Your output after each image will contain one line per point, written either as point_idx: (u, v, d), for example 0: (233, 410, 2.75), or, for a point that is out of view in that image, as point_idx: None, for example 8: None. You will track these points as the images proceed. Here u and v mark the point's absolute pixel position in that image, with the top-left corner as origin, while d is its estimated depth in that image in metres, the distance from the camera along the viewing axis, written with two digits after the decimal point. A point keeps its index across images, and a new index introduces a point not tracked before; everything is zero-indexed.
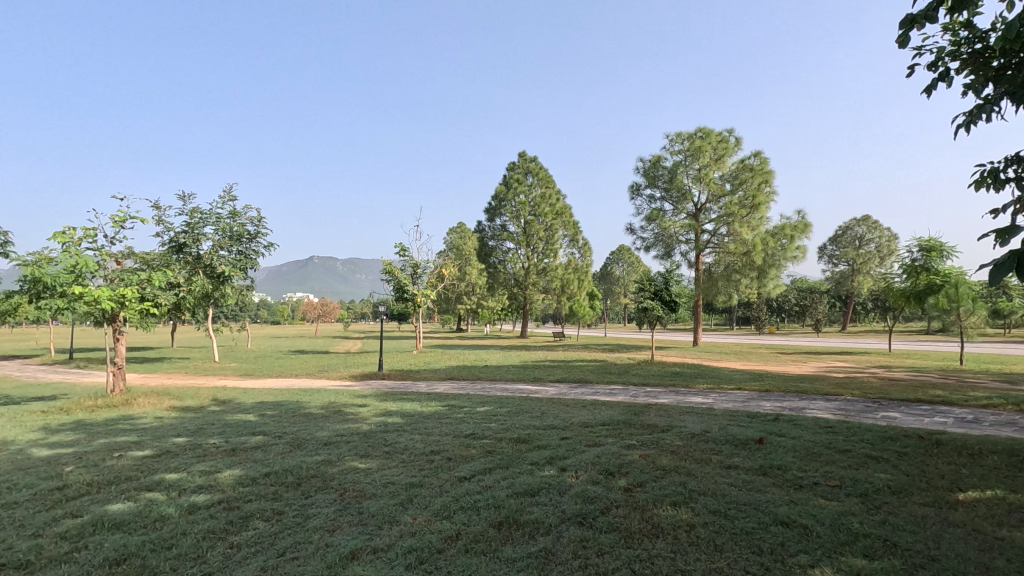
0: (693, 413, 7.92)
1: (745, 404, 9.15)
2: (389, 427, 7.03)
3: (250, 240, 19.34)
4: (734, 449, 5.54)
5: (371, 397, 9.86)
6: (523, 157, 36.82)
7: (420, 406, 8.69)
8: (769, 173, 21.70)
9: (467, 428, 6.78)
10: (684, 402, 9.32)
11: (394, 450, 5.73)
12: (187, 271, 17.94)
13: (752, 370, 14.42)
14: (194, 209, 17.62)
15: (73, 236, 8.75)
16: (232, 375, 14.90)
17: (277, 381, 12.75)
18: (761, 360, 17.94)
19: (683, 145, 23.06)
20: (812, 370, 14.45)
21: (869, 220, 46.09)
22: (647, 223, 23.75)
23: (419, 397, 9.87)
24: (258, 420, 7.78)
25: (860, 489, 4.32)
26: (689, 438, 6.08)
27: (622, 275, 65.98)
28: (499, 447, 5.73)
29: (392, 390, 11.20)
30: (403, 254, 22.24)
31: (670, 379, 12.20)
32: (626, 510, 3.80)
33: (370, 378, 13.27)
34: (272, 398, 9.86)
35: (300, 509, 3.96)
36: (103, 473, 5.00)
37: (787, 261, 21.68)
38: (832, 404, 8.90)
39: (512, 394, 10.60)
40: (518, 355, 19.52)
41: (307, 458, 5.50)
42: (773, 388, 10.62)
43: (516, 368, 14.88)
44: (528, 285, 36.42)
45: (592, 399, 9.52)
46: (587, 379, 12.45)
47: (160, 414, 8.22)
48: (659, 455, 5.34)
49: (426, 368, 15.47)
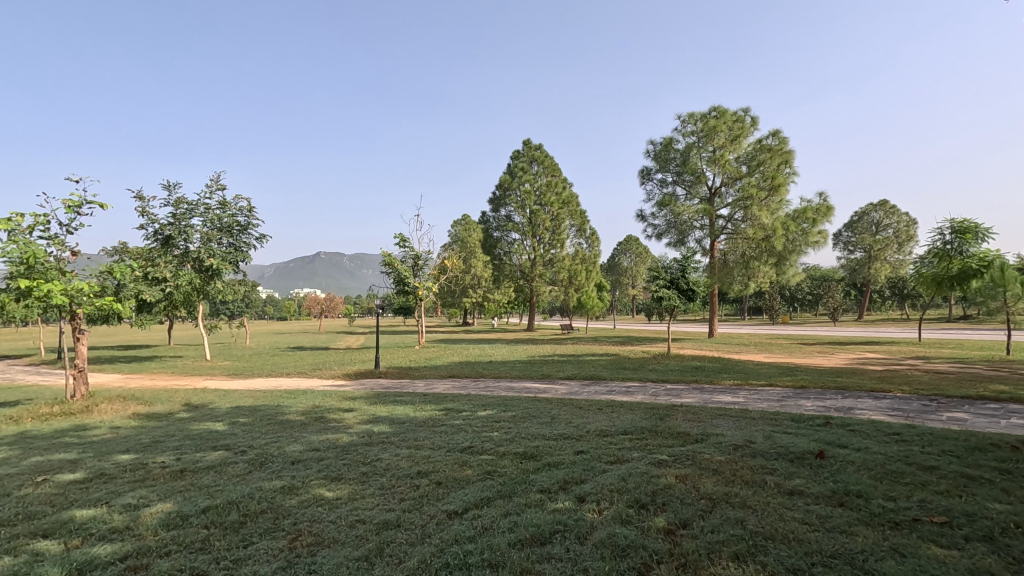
0: (726, 416, 6.82)
1: (783, 404, 8.05)
2: (374, 439, 5.99)
3: (241, 231, 18.34)
4: (791, 467, 4.46)
5: (361, 400, 8.84)
6: (527, 145, 35.72)
7: (413, 411, 7.66)
8: (789, 153, 20.46)
9: (464, 440, 5.72)
10: (713, 402, 8.23)
11: (371, 472, 4.69)
12: (174, 265, 16.98)
13: (779, 362, 13.32)
14: (180, 199, 16.67)
15: (19, 222, 7.81)
16: (220, 375, 13.99)
17: (265, 382, 11.76)
18: (784, 351, 16.80)
19: (695, 126, 21.79)
20: (844, 362, 13.31)
21: (887, 205, 44.63)
22: (659, 209, 22.59)
23: (414, 399, 8.83)
24: (226, 430, 6.76)
25: (978, 527, 3.24)
26: (731, 450, 5.01)
27: (630, 266, 64.91)
28: (500, 467, 4.68)
29: (386, 391, 10.18)
30: (404, 245, 21.27)
31: (692, 375, 11.10)
32: (672, 571, 2.75)
33: (365, 378, 12.27)
34: (251, 402, 8.86)
35: (228, 569, 2.94)
36: (4, 508, 4.00)
37: (808, 247, 20.47)
38: (883, 403, 7.79)
39: (518, 393, 9.55)
40: (524, 350, 18.51)
41: (267, 482, 4.48)
42: (809, 385, 9.51)
43: (523, 364, 13.86)
44: (535, 277, 35.35)
45: (608, 400, 8.43)
46: (601, 375, 11.38)
47: (119, 423, 7.23)
48: (700, 479, 4.25)
49: (427, 364, 14.47)
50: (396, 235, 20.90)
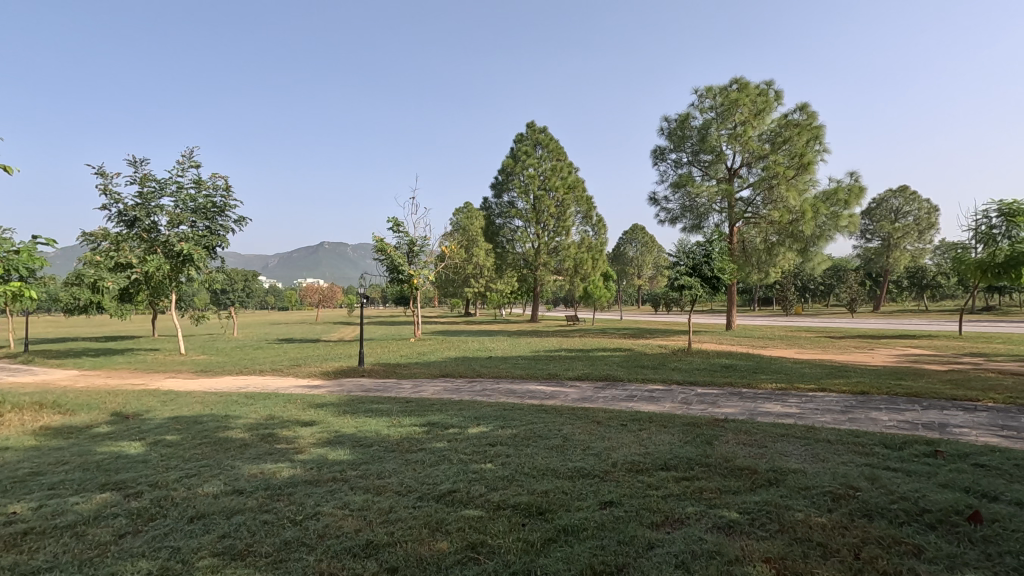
0: (792, 439, 5.18)
1: (852, 418, 6.39)
2: (324, 474, 4.40)
3: (218, 214, 16.72)
4: (942, 544, 2.86)
5: (328, 409, 7.23)
6: (532, 128, 33.98)
7: (386, 426, 6.08)
8: (819, 128, 18.67)
9: (444, 481, 4.13)
10: (762, 416, 6.59)
11: (296, 543, 3.10)
12: (142, 251, 15.45)
13: (820, 360, 11.70)
14: (146, 177, 15.04)
15: None
16: (185, 373, 12.42)
17: (229, 384, 10.18)
18: (816, 346, 15.14)
19: (714, 101, 20.03)
20: (894, 360, 11.61)
21: (907, 191, 43.00)
22: (674, 192, 20.92)
23: (392, 408, 7.23)
24: (137, 456, 5.16)
25: None
26: (833, 506, 3.40)
27: (636, 256, 63.40)
28: (488, 537, 3.08)
29: (365, 396, 8.57)
30: (398, 230, 19.71)
31: (724, 376, 9.47)
32: None
33: (345, 377, 10.68)
34: (197, 410, 7.27)
35: None
36: None
37: (838, 232, 18.71)
38: (981, 418, 6.14)
39: (521, 400, 7.95)
40: (528, 344, 16.93)
41: (131, 561, 2.91)
42: (872, 390, 7.90)
43: (527, 361, 12.23)
44: (539, 266, 33.65)
45: (632, 411, 6.83)
46: (617, 376, 9.75)
47: (11, 443, 5.66)
48: (810, 568, 2.65)
49: (418, 360, 12.87)
50: (389, 219, 19.28)
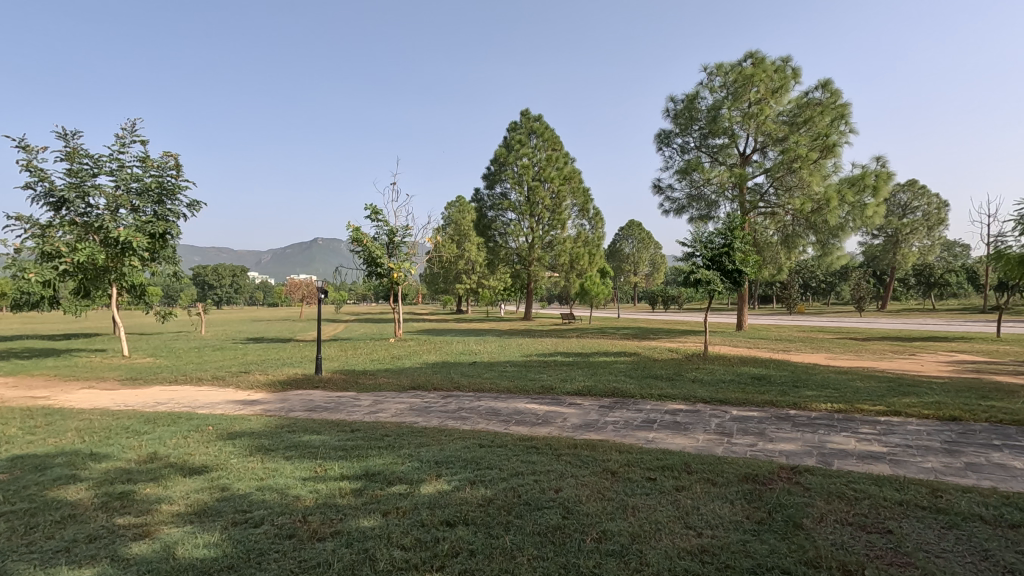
0: (929, 514, 3.27)
1: (972, 464, 4.47)
2: None
3: (168, 198, 14.63)
4: None
5: (237, 445, 5.22)
6: (524, 115, 32.06)
7: (302, 481, 4.09)
8: (844, 107, 16.84)
9: None
10: (841, 459, 4.68)
11: None
12: (73, 238, 13.37)
13: (866, 369, 9.80)
14: (77, 150, 12.99)
15: None
16: (109, 382, 10.39)
17: (147, 399, 8.16)
18: (846, 350, 13.31)
19: (725, 79, 18.19)
20: (951, 370, 9.73)
21: (915, 185, 41.47)
22: (680, 178, 19.04)
23: (329, 443, 5.23)
24: None
25: None
26: None
27: (633, 253, 61.61)
28: None
29: (303, 418, 6.59)
30: (376, 218, 17.74)
31: (761, 392, 7.56)
32: None
33: (293, 391, 8.68)
34: (56, 446, 5.25)
35: None
36: None
37: (862, 222, 16.92)
38: None
39: (506, 427, 6.03)
40: (521, 346, 15.00)
41: None
42: (962, 416, 6.02)
43: (518, 369, 10.24)
44: (533, 261, 31.73)
45: (656, 450, 4.89)
46: (628, 392, 7.81)
47: None
48: None
49: (388, 367, 10.93)
50: (367, 206, 17.33)
